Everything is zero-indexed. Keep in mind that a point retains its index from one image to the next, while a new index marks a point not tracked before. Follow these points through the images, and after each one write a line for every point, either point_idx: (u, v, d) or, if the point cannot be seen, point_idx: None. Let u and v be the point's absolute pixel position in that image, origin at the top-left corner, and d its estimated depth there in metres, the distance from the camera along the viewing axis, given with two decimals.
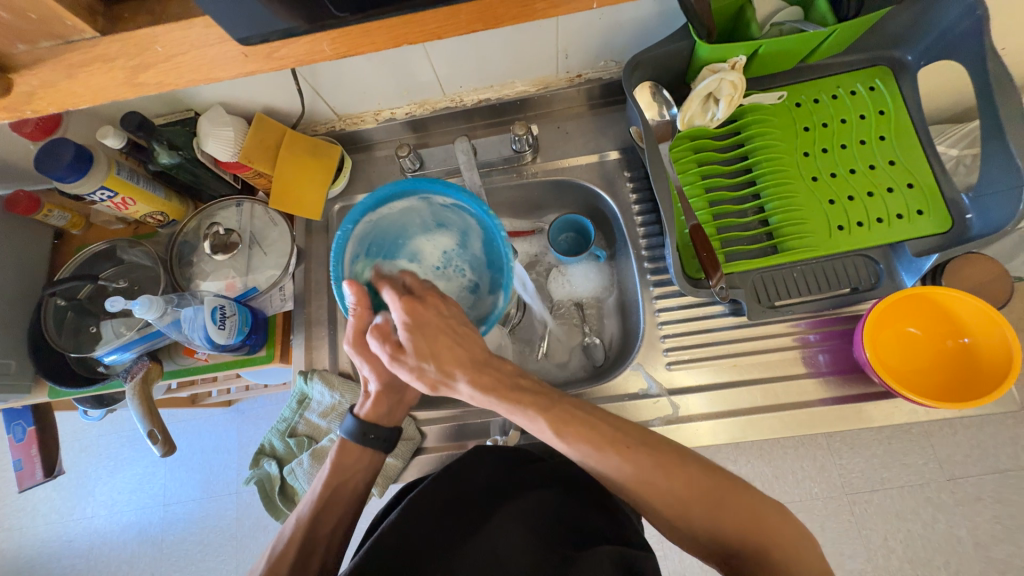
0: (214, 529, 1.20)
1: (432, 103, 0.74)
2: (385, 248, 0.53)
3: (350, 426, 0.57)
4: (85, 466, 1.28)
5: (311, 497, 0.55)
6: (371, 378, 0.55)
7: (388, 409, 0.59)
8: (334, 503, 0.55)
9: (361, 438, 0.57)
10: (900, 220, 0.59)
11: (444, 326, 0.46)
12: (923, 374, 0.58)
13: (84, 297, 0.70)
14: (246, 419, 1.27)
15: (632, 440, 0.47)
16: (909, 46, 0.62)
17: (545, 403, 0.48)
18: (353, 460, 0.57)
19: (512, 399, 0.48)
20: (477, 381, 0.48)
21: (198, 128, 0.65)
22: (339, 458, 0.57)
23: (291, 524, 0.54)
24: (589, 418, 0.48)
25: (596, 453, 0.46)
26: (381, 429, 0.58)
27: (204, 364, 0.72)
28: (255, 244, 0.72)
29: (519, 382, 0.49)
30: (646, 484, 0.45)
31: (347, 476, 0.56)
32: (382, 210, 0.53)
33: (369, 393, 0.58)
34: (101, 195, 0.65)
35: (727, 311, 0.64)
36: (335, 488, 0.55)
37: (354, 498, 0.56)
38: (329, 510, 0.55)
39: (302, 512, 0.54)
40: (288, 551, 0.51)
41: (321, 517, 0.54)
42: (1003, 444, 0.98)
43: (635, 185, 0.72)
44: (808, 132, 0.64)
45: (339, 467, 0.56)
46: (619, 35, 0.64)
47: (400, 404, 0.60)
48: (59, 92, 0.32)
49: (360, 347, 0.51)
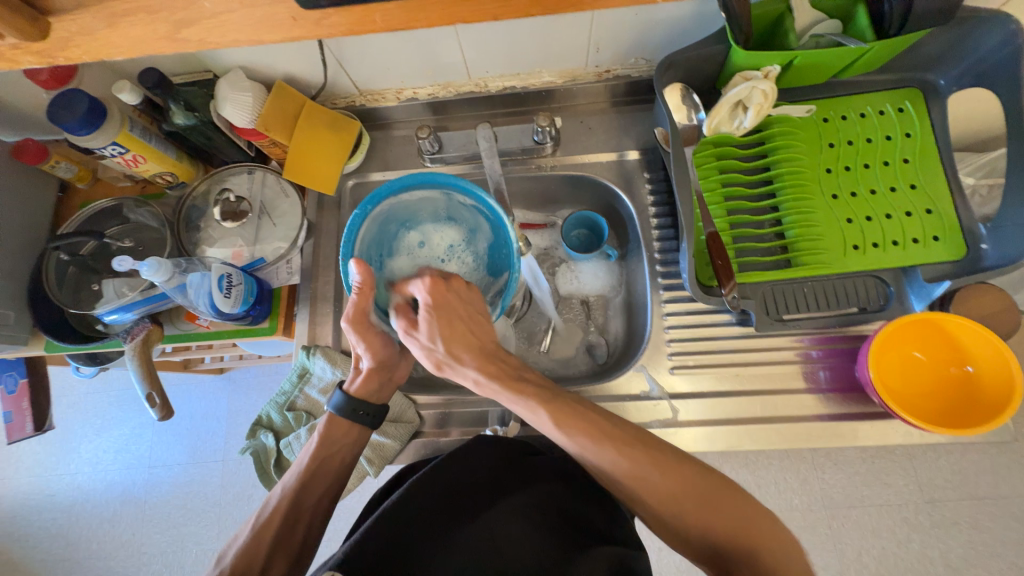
0: (198, 495, 1.20)
1: (456, 85, 0.73)
2: (397, 232, 0.57)
3: (339, 402, 0.57)
4: (71, 422, 1.28)
5: (296, 468, 0.55)
6: (364, 354, 0.55)
7: (378, 387, 0.59)
8: (320, 474, 0.55)
9: (351, 414, 0.57)
10: (915, 245, 0.59)
11: (460, 311, 0.50)
12: (923, 398, 0.58)
13: (87, 253, 0.68)
14: (238, 388, 1.27)
15: (629, 437, 0.48)
16: (943, 71, 0.62)
17: (548, 395, 0.50)
18: (341, 434, 0.57)
19: (517, 391, 0.49)
20: (481, 367, 0.50)
21: (216, 90, 0.63)
22: (327, 429, 0.57)
23: (277, 493, 0.54)
24: (587, 413, 0.49)
25: (597, 447, 0.47)
26: (371, 405, 0.58)
27: (205, 331, 0.71)
28: (264, 214, 0.71)
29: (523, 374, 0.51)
30: (640, 482, 0.46)
31: (335, 448, 0.57)
32: (404, 195, 0.56)
33: (360, 369, 0.58)
34: (112, 151, 0.63)
35: (734, 321, 0.64)
36: (322, 458, 0.55)
37: (339, 471, 0.57)
38: (315, 482, 0.55)
39: (288, 482, 0.54)
40: (273, 519, 0.52)
41: (307, 488, 0.54)
42: (983, 472, 1.00)
43: (653, 187, 0.72)
44: (832, 148, 0.63)
45: (326, 437, 0.56)
46: (653, 34, 0.63)
47: (389, 381, 0.60)
48: (98, 41, 0.31)
49: (360, 326, 0.52)
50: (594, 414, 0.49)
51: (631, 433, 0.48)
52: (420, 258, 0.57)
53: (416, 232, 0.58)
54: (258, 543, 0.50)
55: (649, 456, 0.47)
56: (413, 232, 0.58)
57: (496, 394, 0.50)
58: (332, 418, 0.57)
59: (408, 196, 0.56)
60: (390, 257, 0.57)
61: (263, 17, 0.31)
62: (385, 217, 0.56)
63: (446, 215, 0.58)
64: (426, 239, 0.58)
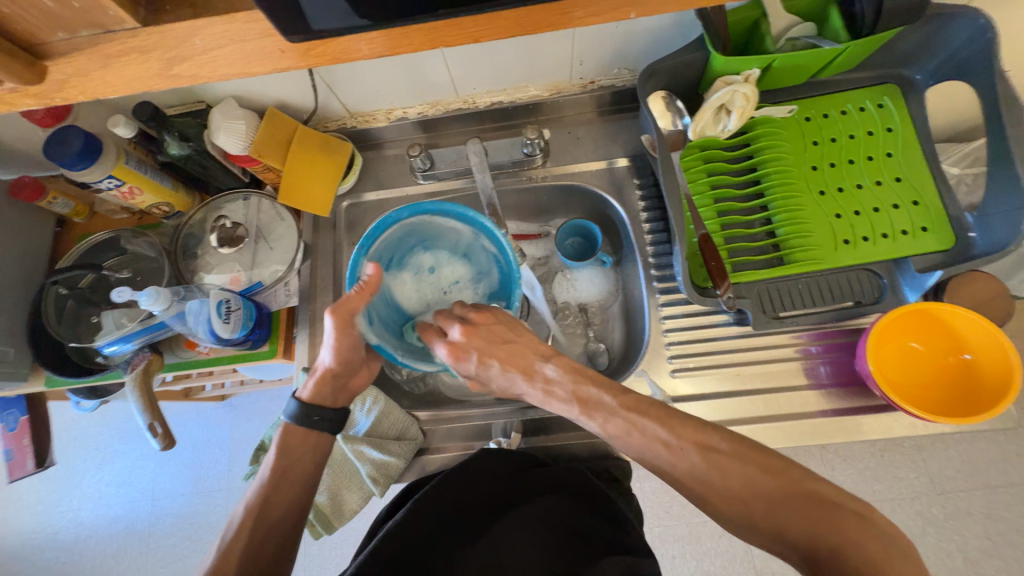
0: (203, 525, 1.18)
1: (444, 103, 0.74)
2: (409, 252, 0.57)
3: (292, 409, 0.56)
4: (73, 457, 1.27)
5: (257, 481, 0.54)
6: (327, 354, 0.53)
7: (332, 389, 0.57)
8: (282, 483, 0.54)
9: (305, 420, 0.55)
10: (905, 236, 0.60)
11: (499, 341, 0.51)
12: (923, 390, 0.59)
13: (85, 287, 0.68)
14: (240, 414, 1.26)
15: (685, 438, 0.46)
16: (918, 66, 0.63)
17: (594, 406, 0.49)
18: (299, 442, 0.56)
19: (564, 404, 0.50)
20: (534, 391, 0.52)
21: (209, 120, 0.64)
22: (284, 438, 0.55)
23: (241, 508, 0.52)
24: (638, 420, 0.47)
25: (656, 447, 0.47)
26: (325, 411, 0.56)
27: (205, 358, 0.71)
28: (260, 239, 0.71)
29: (576, 384, 0.50)
30: (696, 481, 0.45)
31: (295, 457, 0.55)
32: (440, 219, 0.57)
33: (312, 372, 0.56)
34: (109, 184, 0.64)
35: (731, 320, 0.65)
36: (284, 469, 0.54)
37: (301, 479, 0.55)
38: (278, 492, 0.53)
39: (250, 497, 0.53)
40: (238, 537, 0.50)
41: (271, 499, 0.53)
42: (994, 460, 0.99)
43: (643, 192, 0.73)
44: (817, 146, 0.65)
45: (284, 447, 0.55)
46: (635, 44, 0.64)
47: (344, 385, 0.58)
48: (92, 81, 0.32)
49: (343, 322, 0.50)
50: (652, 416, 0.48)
51: (688, 432, 0.47)
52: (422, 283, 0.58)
53: (428, 257, 0.58)
54: (223, 563, 0.48)
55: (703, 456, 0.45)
56: (424, 257, 0.58)
57: (548, 405, 0.52)
58: (288, 426, 0.56)
59: (426, 220, 0.56)
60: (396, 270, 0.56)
61: (253, 50, 0.31)
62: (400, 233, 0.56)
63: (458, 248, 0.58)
64: (434, 267, 0.58)
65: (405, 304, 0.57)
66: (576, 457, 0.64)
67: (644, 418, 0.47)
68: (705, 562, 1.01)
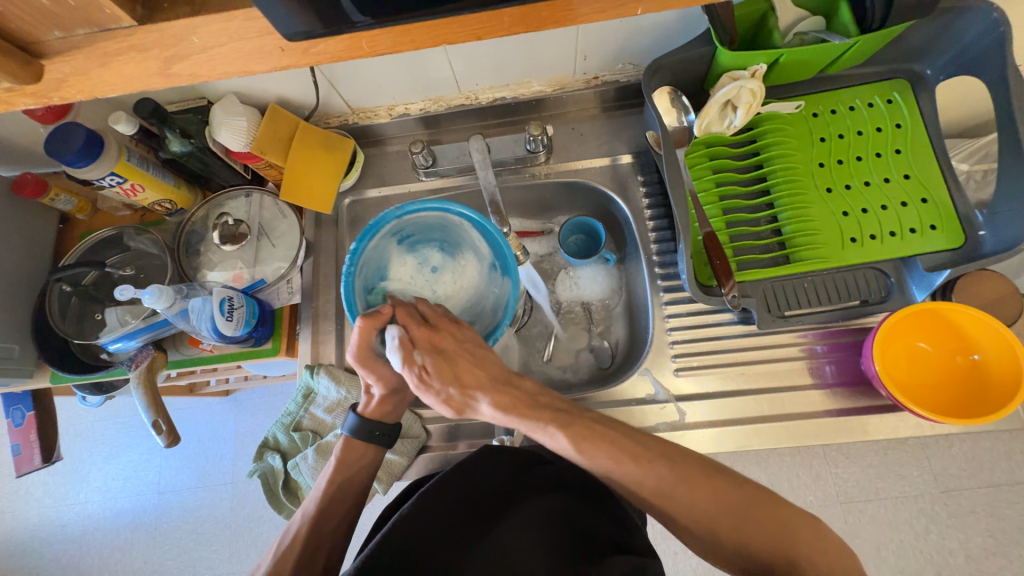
0: (208, 519, 1.19)
1: (446, 99, 0.73)
2: (410, 242, 0.57)
3: (354, 424, 0.57)
4: (79, 451, 1.28)
5: (315, 494, 0.55)
6: (374, 384, 0.56)
7: (393, 407, 0.59)
8: (340, 496, 0.55)
9: (367, 436, 0.57)
10: (913, 234, 0.59)
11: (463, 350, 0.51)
12: (930, 389, 0.58)
13: (89, 283, 0.68)
14: (243, 410, 1.27)
15: (654, 454, 0.48)
16: (929, 60, 0.62)
17: (566, 419, 0.50)
18: (358, 457, 0.57)
19: (533, 419, 0.50)
20: (498, 398, 0.52)
21: (210, 116, 0.64)
22: (343, 453, 0.57)
23: (297, 521, 0.54)
24: (609, 435, 0.49)
25: (626, 463, 0.48)
26: (385, 426, 0.58)
27: (209, 355, 0.71)
28: (262, 236, 0.71)
29: (541, 399, 0.52)
30: (666, 497, 0.47)
31: (353, 472, 0.57)
32: (466, 227, 0.56)
33: (372, 393, 0.58)
34: (111, 181, 0.64)
35: (736, 319, 0.64)
36: (341, 482, 0.56)
37: (354, 492, 0.56)
38: (334, 506, 0.55)
39: (308, 509, 0.55)
40: (292, 548, 0.52)
41: (325, 512, 0.54)
42: (998, 458, 0.99)
43: (648, 189, 0.72)
44: (824, 143, 0.64)
45: (343, 461, 0.56)
46: (640, 39, 0.63)
47: (405, 402, 0.60)
48: (90, 80, 0.31)
49: (366, 360, 0.53)
50: (622, 436, 0.49)
51: (658, 446, 0.49)
52: (418, 275, 0.57)
53: (434, 253, 0.57)
54: (281, 570, 0.51)
55: (675, 472, 0.47)
56: (429, 251, 0.57)
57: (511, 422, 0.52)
58: (348, 440, 0.58)
59: (436, 217, 0.56)
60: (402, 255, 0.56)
61: (252, 49, 0.31)
62: (403, 225, 0.55)
63: (462, 247, 0.57)
64: (431, 262, 0.57)
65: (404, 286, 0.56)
66: None
67: None
68: (706, 558, 1.01)
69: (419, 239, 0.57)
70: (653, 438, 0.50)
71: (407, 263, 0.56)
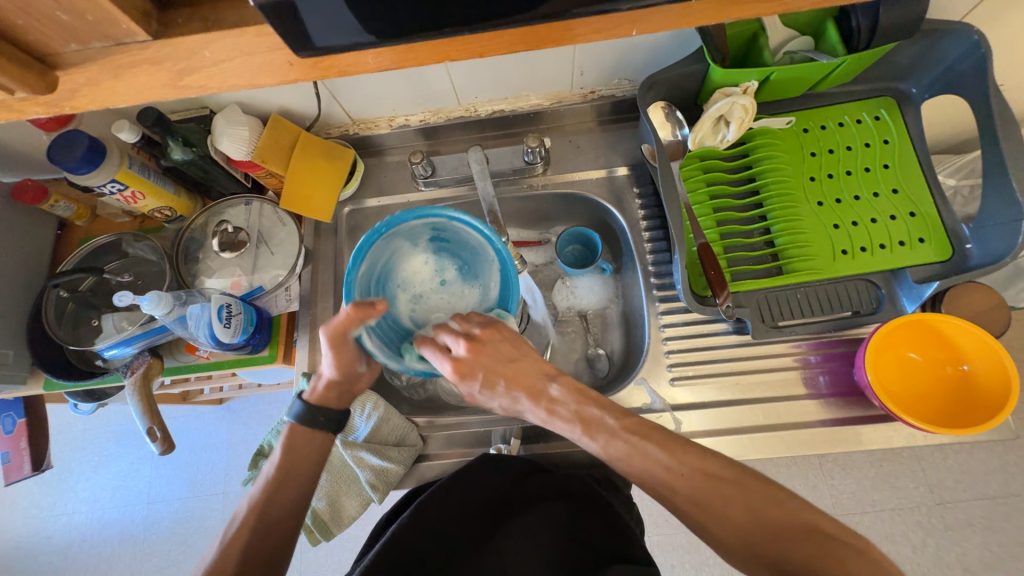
0: (199, 529, 1.18)
1: (446, 111, 0.75)
2: (435, 245, 0.59)
3: (298, 410, 0.56)
4: (68, 460, 1.26)
5: (261, 480, 0.54)
6: (329, 368, 0.54)
7: (340, 394, 0.58)
8: (287, 483, 0.54)
9: (311, 420, 0.56)
10: (902, 247, 0.61)
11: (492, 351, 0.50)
12: (922, 399, 0.59)
13: (86, 289, 0.69)
14: (237, 418, 1.25)
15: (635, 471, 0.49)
16: (914, 80, 0.64)
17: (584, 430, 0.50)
18: (304, 443, 0.56)
19: (570, 427, 0.50)
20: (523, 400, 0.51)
21: (213, 125, 0.65)
22: (290, 439, 0.56)
23: (244, 507, 0.53)
24: (644, 444, 0.48)
25: (654, 469, 0.47)
26: (331, 413, 0.57)
27: (205, 362, 0.71)
28: (262, 243, 0.72)
29: (583, 407, 0.50)
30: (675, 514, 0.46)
31: (303, 458, 0.56)
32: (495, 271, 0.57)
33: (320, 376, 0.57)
34: (112, 188, 0.64)
35: (730, 330, 0.65)
36: (286, 468, 0.54)
37: (302, 478, 0.55)
38: (282, 492, 0.53)
39: (254, 496, 0.53)
40: (240, 533, 0.51)
41: (274, 500, 0.53)
42: (992, 470, 0.99)
43: (643, 201, 0.73)
44: (815, 158, 0.65)
45: (289, 449, 0.55)
46: (635, 56, 0.65)
47: (352, 392, 0.59)
48: (101, 91, 0.32)
49: (338, 344, 0.52)
50: (653, 438, 0.48)
51: (692, 459, 0.47)
52: (428, 277, 0.58)
53: (452, 269, 0.58)
54: (226, 560, 0.49)
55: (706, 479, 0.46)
56: (449, 265, 0.58)
57: (549, 424, 0.52)
58: (293, 428, 0.57)
59: (478, 241, 0.57)
60: (422, 251, 0.58)
61: (261, 63, 0.32)
62: (445, 227, 0.57)
63: (479, 275, 0.58)
64: (446, 272, 0.58)
65: (408, 277, 0.57)
66: (576, 465, 0.64)
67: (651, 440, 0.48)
68: (703, 573, 1.00)
69: (444, 245, 0.59)
70: (695, 445, 0.48)
71: (424, 261, 0.58)
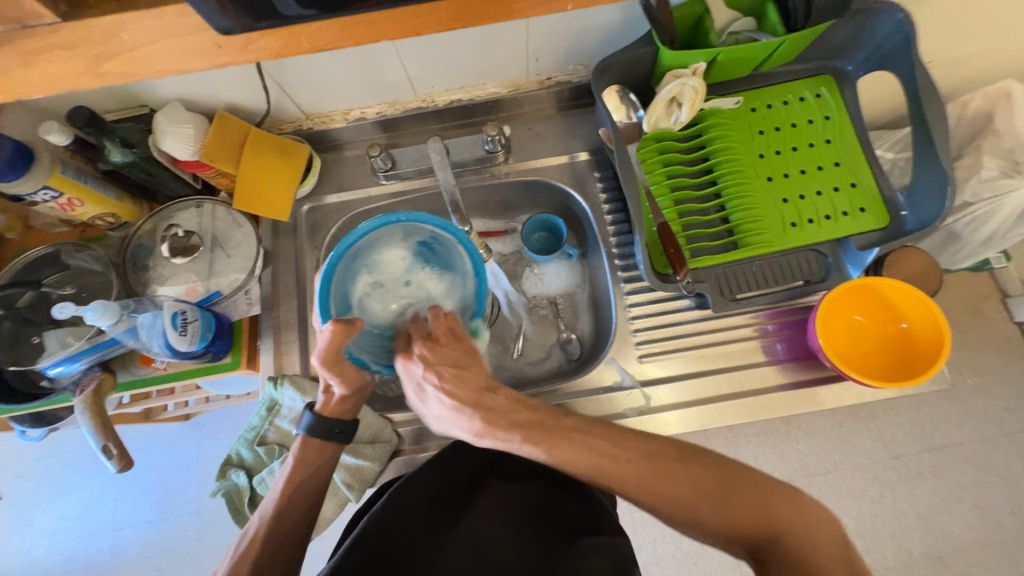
0: (172, 551, 1.13)
1: (403, 102, 0.74)
2: (417, 251, 0.60)
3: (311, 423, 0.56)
4: (21, 493, 1.18)
5: (273, 494, 0.54)
6: (337, 384, 0.55)
7: (353, 406, 0.59)
8: (298, 495, 0.54)
9: (326, 434, 0.56)
10: (845, 217, 0.64)
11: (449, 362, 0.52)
12: (868, 358, 0.63)
13: (24, 305, 0.64)
14: (206, 434, 1.20)
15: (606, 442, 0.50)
16: (849, 57, 0.67)
17: (541, 434, 0.49)
18: (316, 455, 0.56)
19: (504, 435, 0.49)
20: (474, 420, 0.51)
21: (153, 124, 0.61)
22: (301, 452, 0.56)
23: (255, 523, 0.52)
24: (586, 439, 0.49)
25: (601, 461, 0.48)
26: (345, 423, 0.57)
27: (163, 374, 0.68)
28: (216, 247, 0.69)
29: (517, 413, 0.51)
30: (647, 485, 0.47)
31: (311, 470, 0.55)
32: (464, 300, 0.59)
33: (331, 390, 0.57)
34: (44, 195, 0.60)
35: (693, 305, 0.67)
36: (300, 479, 0.54)
37: (315, 489, 0.55)
38: (291, 505, 0.53)
39: (266, 510, 0.53)
40: (250, 548, 0.50)
41: (285, 512, 0.53)
42: (938, 423, 1.07)
43: (604, 185, 0.74)
44: (763, 135, 0.68)
45: (300, 459, 0.55)
46: (587, 40, 0.66)
47: (363, 400, 0.59)
48: (11, 80, 0.30)
49: (332, 364, 0.52)
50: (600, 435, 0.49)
51: (635, 445, 0.49)
52: (398, 269, 0.59)
53: (425, 276, 0.59)
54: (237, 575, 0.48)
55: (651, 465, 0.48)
56: (423, 271, 0.60)
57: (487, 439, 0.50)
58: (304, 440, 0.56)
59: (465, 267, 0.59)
60: (404, 248, 0.60)
61: (186, 45, 0.31)
62: (438, 239, 0.60)
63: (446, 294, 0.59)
64: (416, 278, 0.59)
65: (381, 264, 0.59)
66: None
67: None
68: (684, 543, 1.04)
69: (425, 252, 0.60)
70: None
71: (402, 257, 0.60)
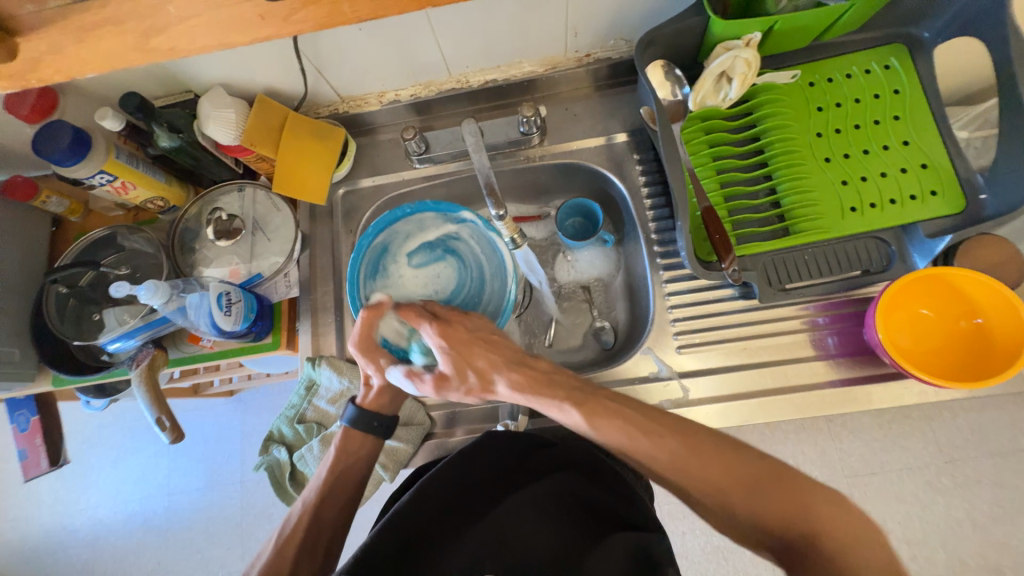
0: (219, 518, 1.20)
1: (437, 84, 0.72)
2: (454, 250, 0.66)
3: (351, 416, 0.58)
4: (88, 457, 1.28)
5: (316, 482, 0.56)
6: (374, 373, 0.57)
7: (390, 401, 0.60)
8: (339, 487, 0.56)
9: (366, 426, 0.58)
10: (912, 201, 0.59)
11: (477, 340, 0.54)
12: (935, 355, 0.58)
13: (85, 284, 0.68)
14: (249, 410, 1.27)
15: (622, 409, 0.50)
16: (926, 23, 0.61)
17: (580, 397, 0.51)
18: (357, 446, 0.58)
19: (546, 394, 0.51)
20: (513, 376, 0.53)
21: (198, 109, 0.63)
22: (343, 442, 0.58)
23: (298, 508, 0.55)
24: (621, 411, 0.49)
25: (634, 436, 0.48)
26: (384, 417, 0.59)
27: (210, 351, 0.71)
28: (257, 230, 0.71)
29: (555, 378, 0.53)
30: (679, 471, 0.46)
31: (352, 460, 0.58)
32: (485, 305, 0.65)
33: (371, 385, 0.60)
34: (101, 179, 0.63)
35: (737, 294, 0.64)
36: (340, 471, 0.57)
37: (355, 482, 0.57)
38: (336, 492, 0.56)
39: (308, 497, 0.55)
40: (295, 532, 0.52)
41: (327, 500, 0.55)
42: (1003, 428, 0.98)
43: (644, 167, 0.71)
44: (821, 112, 0.63)
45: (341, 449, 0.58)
46: (631, 13, 0.62)
47: (401, 397, 0.61)
48: (67, 57, 0.32)
49: (367, 349, 0.56)
50: (637, 413, 0.49)
51: (669, 422, 0.49)
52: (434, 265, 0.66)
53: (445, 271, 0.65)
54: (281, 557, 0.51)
55: (685, 443, 0.47)
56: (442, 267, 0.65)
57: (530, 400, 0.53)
58: (346, 430, 0.59)
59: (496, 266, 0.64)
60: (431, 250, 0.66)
61: (231, 16, 0.32)
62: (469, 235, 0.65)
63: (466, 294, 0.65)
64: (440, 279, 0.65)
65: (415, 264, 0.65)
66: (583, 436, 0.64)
67: (630, 412, 0.49)
68: (716, 538, 1.02)
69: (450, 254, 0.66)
70: None
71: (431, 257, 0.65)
